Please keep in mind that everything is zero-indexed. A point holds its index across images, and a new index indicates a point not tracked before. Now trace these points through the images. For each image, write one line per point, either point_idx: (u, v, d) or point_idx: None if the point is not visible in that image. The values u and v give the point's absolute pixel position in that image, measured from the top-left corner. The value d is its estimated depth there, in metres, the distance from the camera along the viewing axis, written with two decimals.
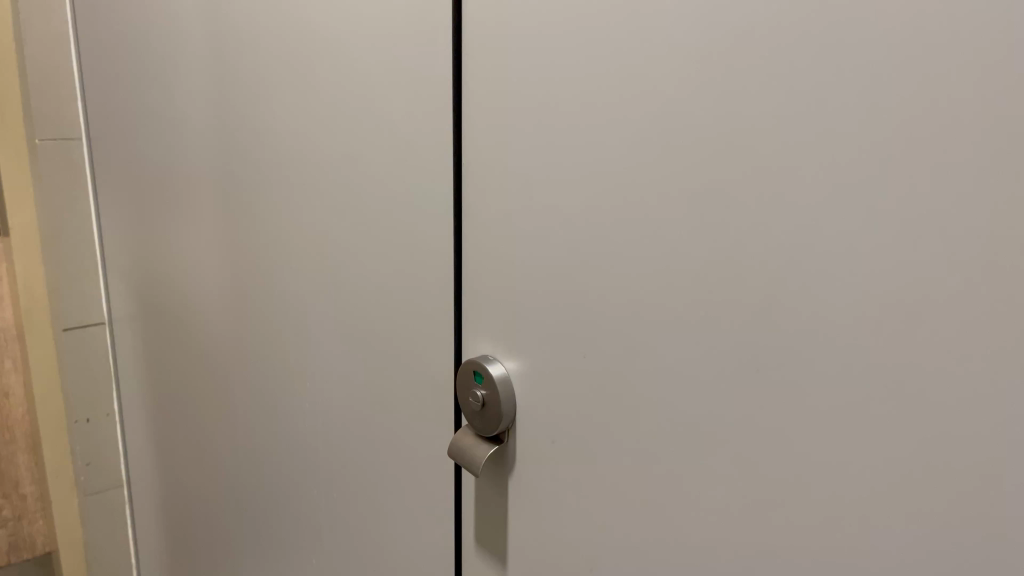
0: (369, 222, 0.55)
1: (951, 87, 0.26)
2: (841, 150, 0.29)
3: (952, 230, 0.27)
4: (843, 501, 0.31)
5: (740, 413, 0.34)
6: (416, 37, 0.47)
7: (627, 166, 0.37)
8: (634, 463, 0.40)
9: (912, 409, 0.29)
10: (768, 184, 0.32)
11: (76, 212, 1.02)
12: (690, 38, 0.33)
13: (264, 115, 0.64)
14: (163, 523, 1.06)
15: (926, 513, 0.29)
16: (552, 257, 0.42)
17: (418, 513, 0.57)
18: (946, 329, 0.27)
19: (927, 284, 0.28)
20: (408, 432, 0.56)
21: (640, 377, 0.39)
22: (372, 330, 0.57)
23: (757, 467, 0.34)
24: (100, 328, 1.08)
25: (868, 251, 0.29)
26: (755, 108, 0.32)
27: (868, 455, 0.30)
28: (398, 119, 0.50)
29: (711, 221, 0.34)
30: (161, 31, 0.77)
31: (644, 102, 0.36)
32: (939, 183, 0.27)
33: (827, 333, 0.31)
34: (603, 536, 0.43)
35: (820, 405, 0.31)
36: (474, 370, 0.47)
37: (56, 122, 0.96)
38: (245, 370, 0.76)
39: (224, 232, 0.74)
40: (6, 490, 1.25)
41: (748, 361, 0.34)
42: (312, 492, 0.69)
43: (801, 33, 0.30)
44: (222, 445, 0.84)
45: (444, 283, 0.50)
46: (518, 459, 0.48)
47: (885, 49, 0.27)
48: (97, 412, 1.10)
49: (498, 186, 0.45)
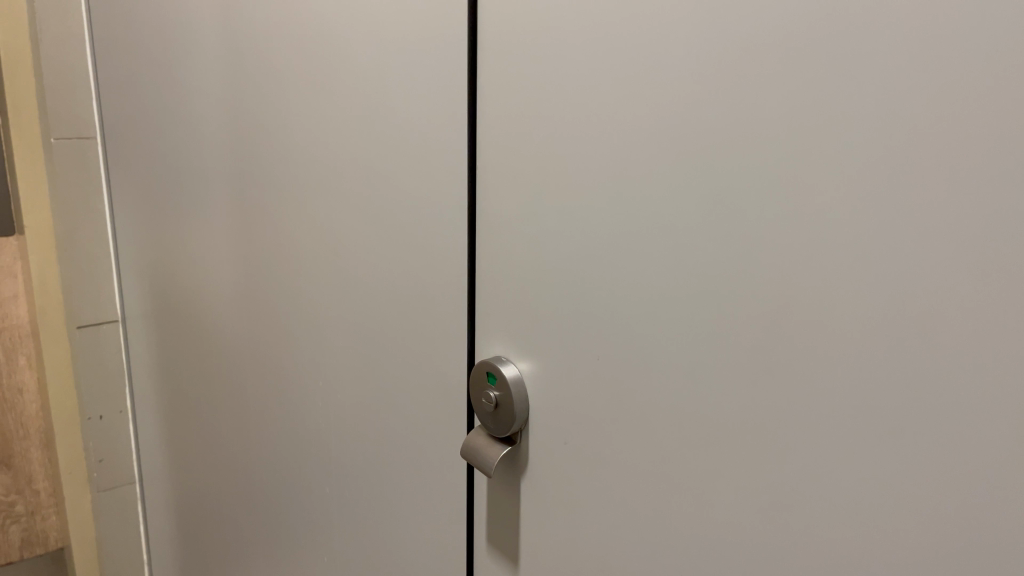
0: (382, 223, 0.55)
1: (965, 91, 0.26)
2: (857, 155, 0.29)
3: (966, 234, 0.26)
4: (854, 505, 0.31)
5: (752, 417, 0.34)
6: (430, 41, 0.48)
7: (642, 170, 0.37)
8: (645, 466, 0.40)
9: (925, 415, 0.28)
10: (783, 189, 0.32)
11: (91, 211, 1.02)
12: (706, 43, 0.33)
13: (277, 115, 0.64)
14: (174, 520, 1.07)
15: (942, 520, 0.29)
16: (564, 260, 0.42)
17: (429, 514, 0.57)
18: (963, 335, 0.27)
19: (941, 289, 0.27)
20: (419, 432, 0.56)
21: (653, 380, 0.39)
22: (385, 330, 0.57)
23: (768, 470, 0.34)
24: (113, 326, 1.09)
25: (885, 256, 0.29)
26: (771, 113, 0.31)
27: (884, 461, 0.30)
28: (412, 121, 0.50)
29: (725, 225, 0.34)
30: (176, 32, 0.77)
31: (657, 107, 0.36)
32: (955, 189, 0.26)
33: (841, 338, 0.31)
34: (613, 537, 0.43)
35: (834, 410, 0.31)
36: (487, 371, 0.47)
37: (71, 121, 0.97)
38: (256, 369, 0.76)
39: (237, 232, 0.75)
40: (20, 486, 1.25)
41: (761, 365, 0.34)
42: (322, 491, 0.69)
43: (817, 38, 0.29)
44: (233, 443, 0.84)
45: (458, 285, 0.50)
46: (531, 460, 0.48)
47: (901, 55, 0.27)
48: (110, 409, 1.11)
49: (510, 189, 0.45)
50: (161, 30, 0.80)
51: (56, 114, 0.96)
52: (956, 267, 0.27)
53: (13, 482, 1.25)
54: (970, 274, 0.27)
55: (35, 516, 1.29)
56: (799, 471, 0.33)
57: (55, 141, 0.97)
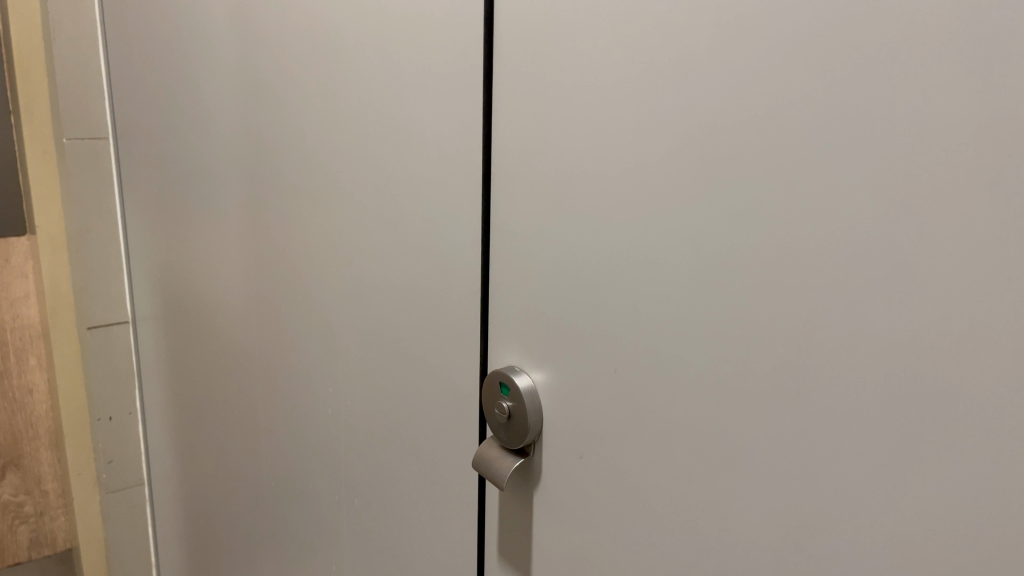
0: (397, 230, 0.54)
1: (1005, 97, 0.25)
2: (890, 164, 0.28)
3: (1007, 251, 0.25)
4: (883, 529, 0.30)
5: (774, 436, 0.33)
6: (447, 46, 0.47)
7: (664, 182, 0.36)
8: (663, 483, 0.39)
9: (959, 440, 0.27)
10: (812, 202, 0.30)
11: (103, 212, 1.02)
12: (731, 50, 0.32)
13: (290, 116, 0.63)
14: (183, 522, 1.06)
15: (976, 545, 0.27)
16: (581, 270, 0.41)
17: (440, 525, 0.56)
18: (997, 353, 0.26)
19: (979, 306, 0.26)
20: (431, 442, 0.55)
21: (670, 396, 0.37)
22: (396, 336, 0.56)
23: (791, 491, 0.33)
24: (123, 327, 1.08)
25: (918, 271, 0.27)
26: (799, 121, 0.30)
27: (915, 483, 0.29)
28: (426, 126, 0.50)
29: (748, 237, 0.33)
30: (189, 32, 0.76)
31: (678, 115, 0.35)
32: (994, 200, 0.25)
33: (869, 356, 0.29)
34: (628, 553, 0.42)
35: (864, 431, 0.30)
36: (500, 381, 0.46)
37: (83, 121, 0.97)
38: (267, 376, 0.76)
39: (248, 236, 0.74)
40: (28, 486, 1.26)
41: (785, 382, 0.32)
42: (332, 500, 0.69)
43: (846, 43, 0.28)
44: (242, 446, 0.84)
45: (472, 293, 0.49)
46: (544, 473, 0.47)
47: (937, 62, 0.26)
48: (119, 410, 1.11)
49: (524, 196, 0.44)
50: (175, 32, 0.79)
51: (67, 114, 0.96)
52: (994, 284, 0.26)
53: (23, 482, 1.25)
54: (1008, 292, 0.25)
55: (44, 517, 1.29)
56: (824, 493, 0.32)
57: (67, 141, 0.97)
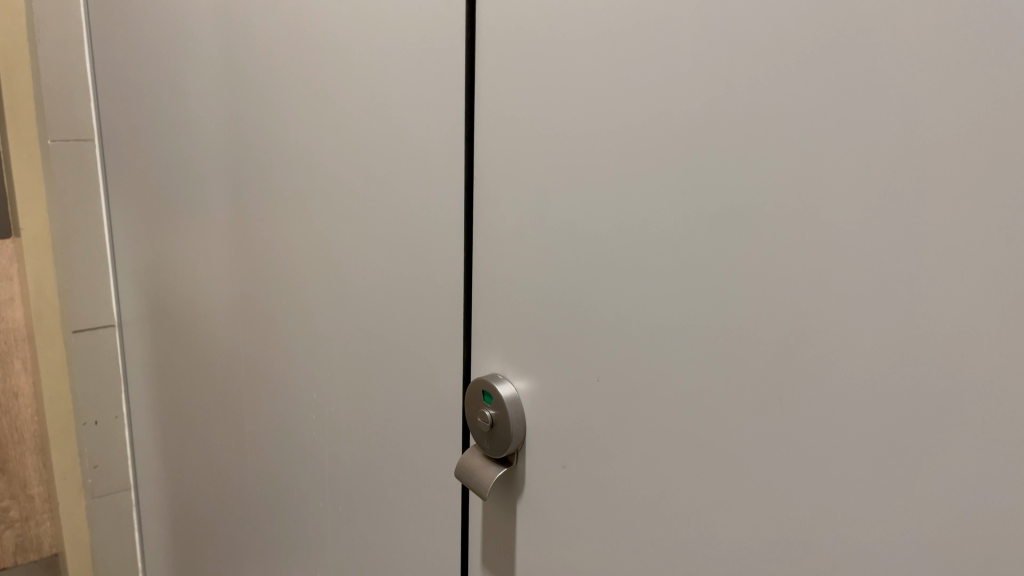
0: (382, 231, 0.53)
1: (995, 97, 0.24)
2: (877, 168, 0.27)
3: (994, 260, 0.25)
4: (869, 542, 0.30)
5: (759, 448, 0.33)
6: (431, 44, 0.46)
7: (648, 185, 0.35)
8: (648, 494, 0.38)
9: (947, 452, 0.27)
10: (800, 209, 0.30)
11: (89, 214, 1.01)
12: (713, 51, 0.32)
13: (275, 117, 0.63)
14: (169, 526, 1.05)
15: (963, 559, 0.27)
16: (566, 274, 0.40)
17: (425, 533, 0.55)
18: (984, 364, 0.25)
19: (966, 315, 0.26)
20: (417, 449, 0.54)
21: (655, 405, 0.37)
22: (381, 339, 0.55)
23: (777, 502, 0.32)
24: (110, 330, 1.07)
25: (907, 281, 0.27)
26: (783, 125, 0.30)
27: (902, 498, 0.28)
28: (410, 126, 0.49)
29: (732, 241, 0.32)
30: (174, 31, 0.76)
31: (661, 116, 0.34)
32: (982, 205, 0.25)
33: (854, 365, 0.29)
34: (612, 562, 0.41)
35: (852, 444, 0.29)
36: (483, 390, 0.45)
37: (69, 122, 0.96)
38: (252, 378, 0.75)
39: (234, 237, 0.73)
40: (14, 491, 1.24)
41: (772, 392, 0.32)
42: (318, 505, 0.68)
43: (830, 45, 0.28)
44: (228, 449, 0.83)
45: (456, 297, 0.48)
46: (528, 482, 0.46)
47: (920, 65, 0.26)
48: (105, 414, 1.10)
49: (509, 198, 0.43)
50: (160, 31, 0.78)
51: (53, 115, 0.95)
52: (984, 292, 0.25)
53: (8, 487, 1.24)
54: (999, 301, 0.25)
55: (30, 522, 1.28)
56: (811, 506, 0.31)
57: (53, 143, 0.96)
